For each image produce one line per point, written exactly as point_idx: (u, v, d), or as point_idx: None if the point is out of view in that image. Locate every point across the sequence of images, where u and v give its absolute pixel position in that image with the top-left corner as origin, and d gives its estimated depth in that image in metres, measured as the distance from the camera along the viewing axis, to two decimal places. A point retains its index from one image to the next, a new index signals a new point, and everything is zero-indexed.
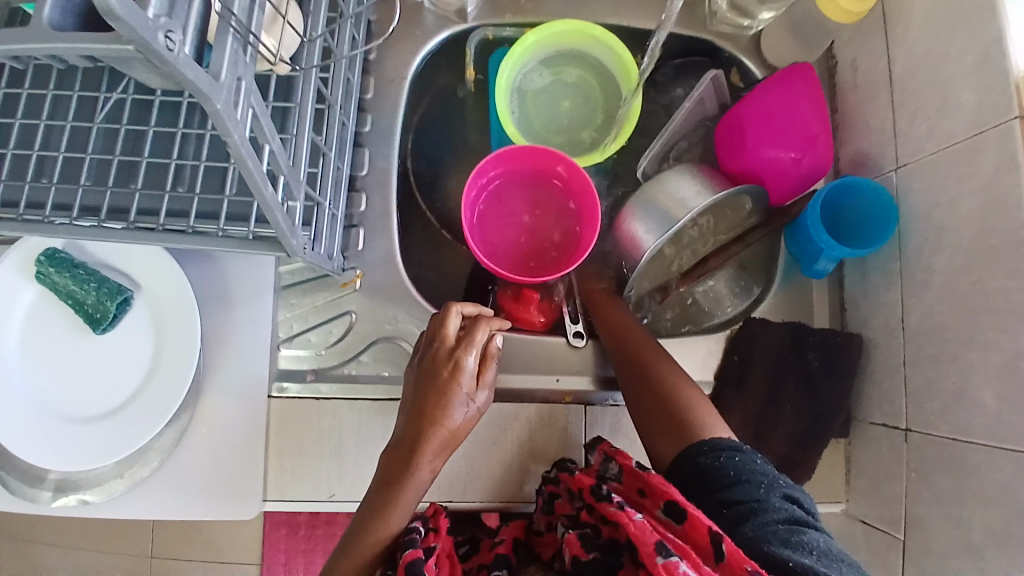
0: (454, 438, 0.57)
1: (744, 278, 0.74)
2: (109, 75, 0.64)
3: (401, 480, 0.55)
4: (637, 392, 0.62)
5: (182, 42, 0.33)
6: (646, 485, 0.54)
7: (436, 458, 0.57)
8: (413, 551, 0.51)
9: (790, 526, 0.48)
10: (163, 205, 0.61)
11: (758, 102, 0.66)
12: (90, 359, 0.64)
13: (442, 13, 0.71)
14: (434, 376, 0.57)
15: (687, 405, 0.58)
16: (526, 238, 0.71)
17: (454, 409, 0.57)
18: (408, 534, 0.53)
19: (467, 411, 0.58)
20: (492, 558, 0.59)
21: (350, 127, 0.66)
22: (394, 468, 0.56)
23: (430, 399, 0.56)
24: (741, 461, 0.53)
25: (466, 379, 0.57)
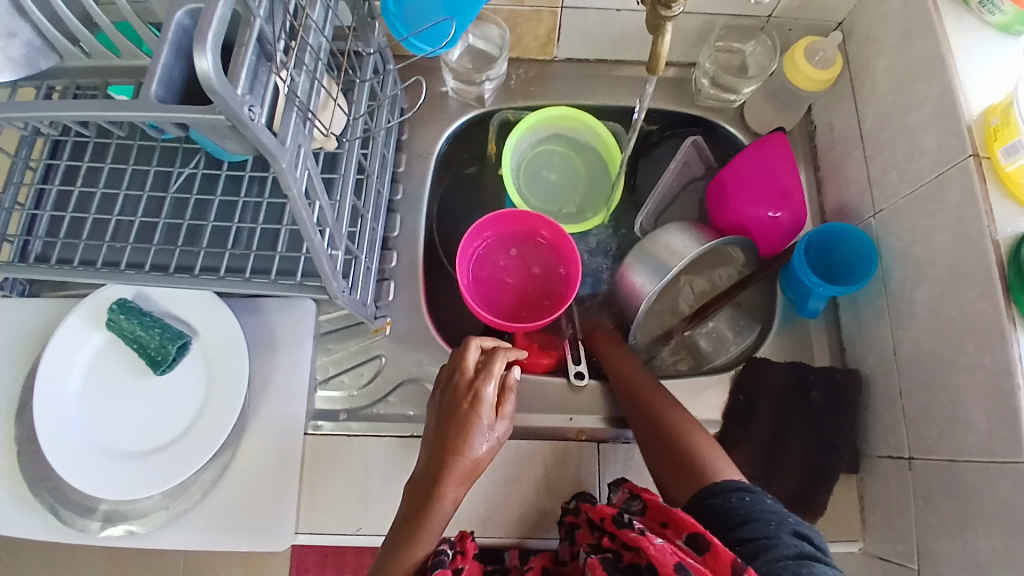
0: (475, 468, 0.60)
1: (743, 319, 0.79)
2: (184, 156, 0.77)
3: (425, 510, 0.57)
4: (642, 426, 0.66)
5: (259, 113, 0.43)
6: (671, 519, 0.55)
7: (458, 488, 0.59)
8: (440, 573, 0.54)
9: (799, 561, 0.50)
10: (223, 261, 0.71)
11: (739, 165, 0.74)
12: (148, 398, 0.72)
13: (464, 101, 0.83)
14: (455, 408, 0.62)
15: (688, 437, 0.62)
16: (520, 290, 0.78)
17: (475, 439, 0.60)
18: (436, 556, 0.56)
19: (489, 441, 0.61)
20: None
21: (384, 194, 0.76)
22: (419, 499, 0.59)
23: (452, 431, 0.60)
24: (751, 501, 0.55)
25: (485, 410, 0.61)
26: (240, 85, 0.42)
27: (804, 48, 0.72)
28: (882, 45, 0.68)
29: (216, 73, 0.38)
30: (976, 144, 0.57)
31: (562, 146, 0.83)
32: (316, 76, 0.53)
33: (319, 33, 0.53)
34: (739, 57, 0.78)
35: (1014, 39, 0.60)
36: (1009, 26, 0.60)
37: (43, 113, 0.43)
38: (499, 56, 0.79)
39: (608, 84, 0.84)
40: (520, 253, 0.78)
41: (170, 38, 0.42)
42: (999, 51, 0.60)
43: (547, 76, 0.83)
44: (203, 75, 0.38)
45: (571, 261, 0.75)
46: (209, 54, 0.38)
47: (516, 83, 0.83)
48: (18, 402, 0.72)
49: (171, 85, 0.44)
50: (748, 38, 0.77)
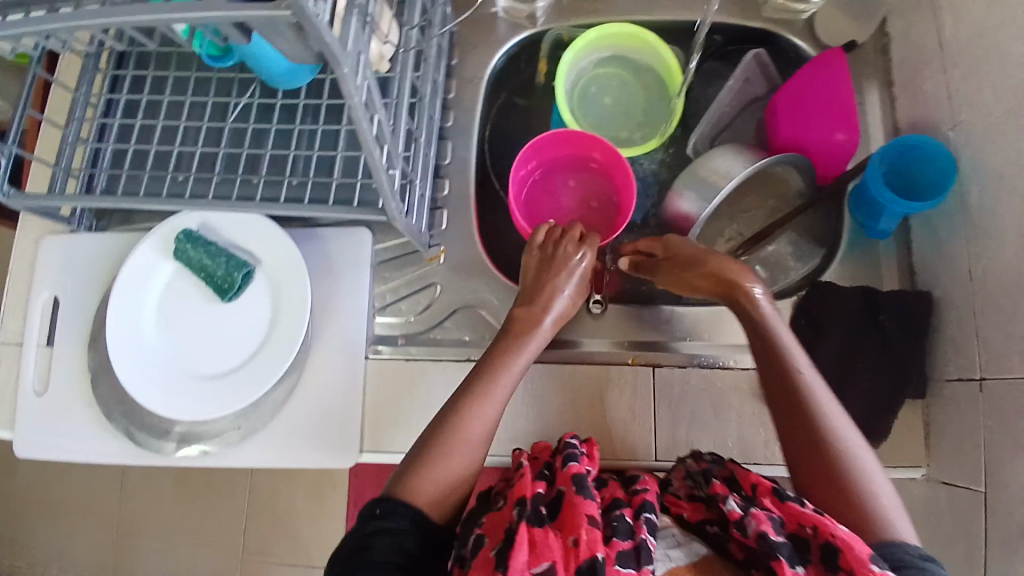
0: (562, 318, 0.68)
1: (806, 242, 0.76)
2: (240, 85, 0.76)
3: (496, 369, 0.62)
4: (792, 435, 0.55)
5: (321, 11, 0.43)
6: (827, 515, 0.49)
7: (543, 336, 0.66)
8: (578, 467, 0.56)
9: None
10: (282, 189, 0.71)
11: (793, 83, 0.72)
12: (215, 325, 0.74)
13: (515, 21, 0.81)
14: (547, 261, 0.68)
15: (841, 447, 0.53)
16: (572, 215, 0.77)
17: (564, 287, 0.67)
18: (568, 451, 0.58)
19: (576, 290, 0.68)
20: (638, 502, 0.56)
21: (435, 121, 0.75)
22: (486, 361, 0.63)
23: (543, 285, 0.67)
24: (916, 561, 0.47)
25: (577, 264, 0.67)
26: None
27: None
28: None
29: None
30: None
31: (619, 69, 0.80)
32: None
33: None
34: None
35: None
36: None
37: (102, 21, 0.42)
38: None
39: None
40: (573, 181, 0.77)
41: None
42: None
43: None
44: None
45: (625, 184, 0.73)
46: None
47: (568, 1, 0.80)
48: (90, 331, 0.74)
49: None
50: None
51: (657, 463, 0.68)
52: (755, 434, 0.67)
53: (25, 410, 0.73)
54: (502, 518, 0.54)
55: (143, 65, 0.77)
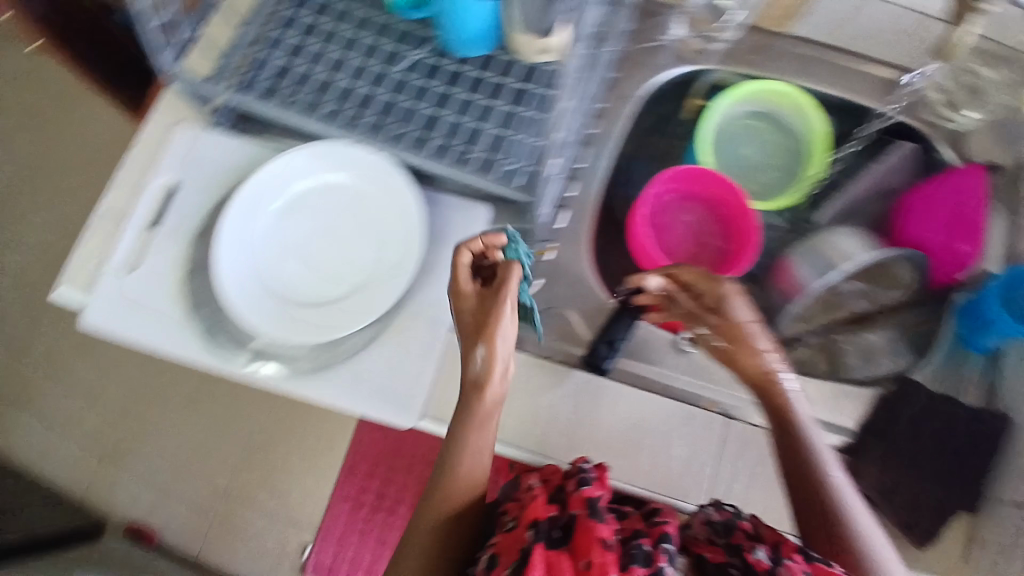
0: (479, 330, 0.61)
1: (901, 344, 0.74)
2: (413, 38, 0.77)
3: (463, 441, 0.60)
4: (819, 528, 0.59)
5: None
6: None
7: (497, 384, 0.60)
8: (592, 489, 0.58)
9: None
10: (428, 146, 0.72)
11: (931, 185, 0.71)
12: (320, 260, 0.74)
13: (681, 52, 0.78)
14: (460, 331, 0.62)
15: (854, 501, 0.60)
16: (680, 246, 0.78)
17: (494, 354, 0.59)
18: (584, 474, 0.60)
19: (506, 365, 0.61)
20: (657, 532, 0.57)
21: (584, 124, 0.74)
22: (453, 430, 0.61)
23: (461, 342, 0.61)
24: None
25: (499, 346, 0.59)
26: None
27: None
28: None
29: None
30: None
31: (765, 127, 0.80)
32: None
33: None
34: (980, 80, 0.72)
35: None
36: None
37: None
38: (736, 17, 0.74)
39: (831, 72, 0.77)
40: (686, 215, 0.78)
41: None
42: None
43: (768, 49, 0.78)
44: None
45: (745, 238, 0.74)
46: None
47: (740, 48, 0.78)
48: (196, 228, 0.74)
49: None
50: (1000, 63, 0.72)
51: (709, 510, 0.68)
52: None
53: (101, 288, 0.71)
54: (516, 539, 0.59)
55: None
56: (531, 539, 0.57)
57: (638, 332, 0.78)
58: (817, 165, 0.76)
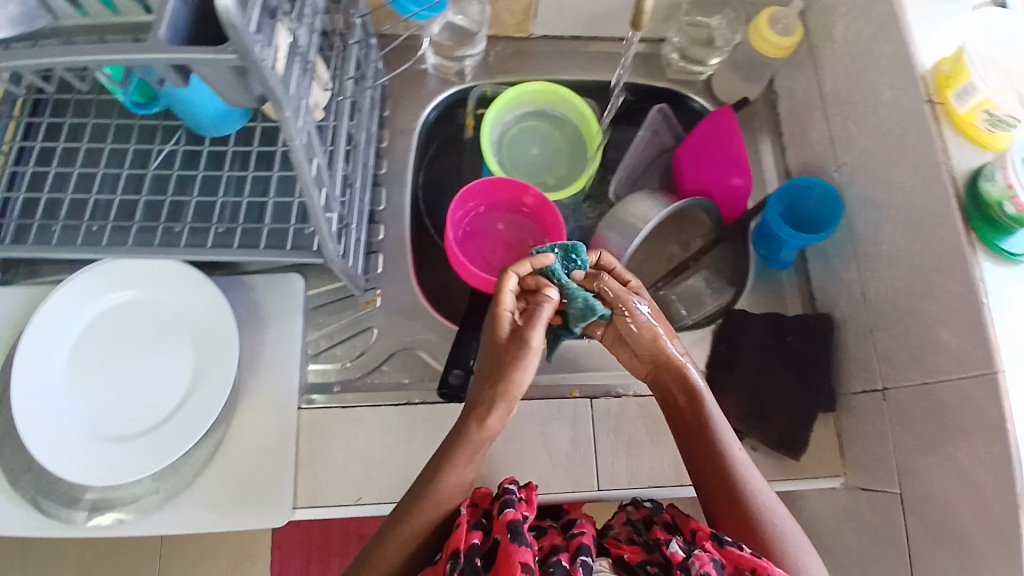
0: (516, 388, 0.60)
1: (718, 280, 0.81)
2: (164, 131, 0.73)
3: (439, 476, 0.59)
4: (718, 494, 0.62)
5: (268, 55, 0.43)
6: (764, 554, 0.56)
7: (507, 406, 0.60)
8: (514, 510, 0.55)
9: None
10: (210, 236, 0.69)
11: (693, 136, 0.78)
12: (132, 385, 0.69)
13: (443, 77, 0.83)
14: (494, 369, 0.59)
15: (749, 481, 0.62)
16: (503, 253, 0.80)
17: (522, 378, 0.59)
18: (506, 493, 0.57)
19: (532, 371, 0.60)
20: (575, 543, 0.57)
21: (370, 169, 0.75)
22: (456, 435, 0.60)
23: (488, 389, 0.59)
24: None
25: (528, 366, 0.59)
26: (253, 23, 0.41)
27: (767, 16, 0.76)
28: (841, 11, 0.71)
29: (235, 9, 0.38)
30: (930, 91, 0.62)
31: (542, 123, 0.85)
32: (315, 29, 0.52)
33: None
34: (705, 31, 0.81)
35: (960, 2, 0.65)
36: None
37: (31, 59, 0.43)
38: (477, 33, 0.80)
39: (583, 60, 0.85)
40: (500, 224, 0.81)
41: None
42: (953, 16, 0.64)
43: (524, 53, 0.85)
44: (224, 14, 0.37)
45: (554, 228, 0.78)
46: None
47: (494, 60, 0.84)
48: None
49: (178, 29, 0.42)
50: (714, 13, 0.81)
51: (601, 493, 0.70)
52: None
53: None
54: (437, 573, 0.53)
55: (59, 109, 0.73)
56: (449, 571, 0.51)
57: None
58: (595, 143, 0.81)
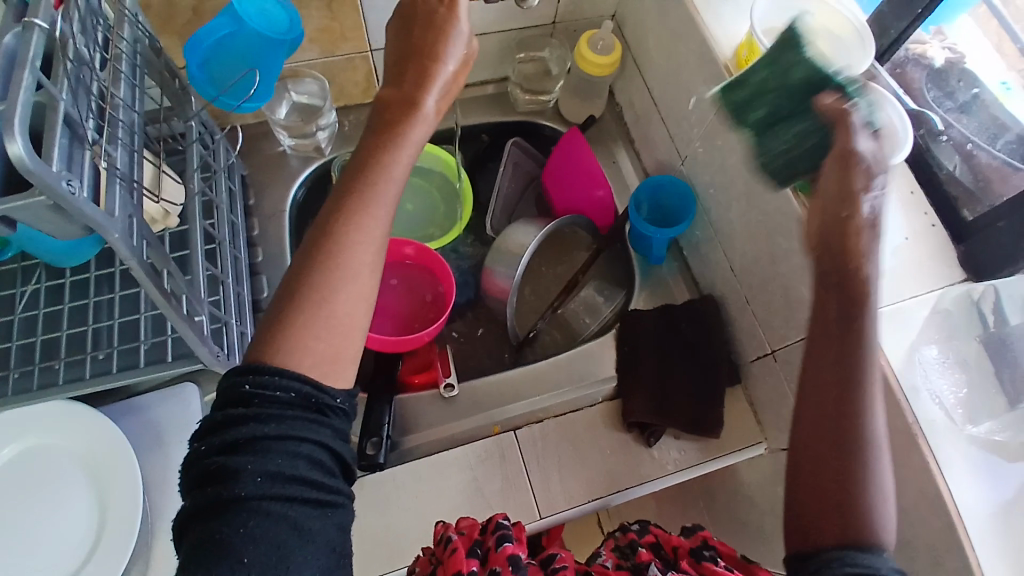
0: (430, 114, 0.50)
1: (608, 287, 0.85)
2: (21, 271, 0.72)
3: (301, 291, 0.44)
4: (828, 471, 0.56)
5: (81, 188, 0.43)
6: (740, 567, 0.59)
7: (422, 123, 0.50)
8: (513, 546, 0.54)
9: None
10: (88, 366, 0.68)
11: (552, 162, 0.84)
12: (35, 540, 0.65)
13: (304, 155, 0.85)
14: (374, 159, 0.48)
15: None
16: (404, 307, 0.81)
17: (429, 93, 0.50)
18: (499, 528, 0.56)
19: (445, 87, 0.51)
20: None
21: (243, 259, 0.76)
22: (388, 127, 0.49)
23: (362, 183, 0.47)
24: (864, 562, 0.41)
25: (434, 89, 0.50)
26: (56, 162, 0.41)
27: (586, 40, 0.82)
28: (648, 23, 0.79)
29: (30, 155, 0.38)
30: (735, 78, 0.68)
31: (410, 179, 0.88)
32: (136, 148, 0.52)
33: (130, 109, 0.53)
34: (541, 63, 0.87)
35: None
36: None
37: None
38: (324, 107, 0.82)
39: None
40: (394, 279, 0.82)
41: None
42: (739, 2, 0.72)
43: None
44: (16, 160, 0.37)
45: (443, 273, 0.80)
46: (19, 137, 0.37)
47: (350, 129, 0.87)
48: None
49: None
50: (542, 47, 0.87)
51: (544, 520, 0.71)
52: (616, 462, 0.73)
53: None
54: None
55: None
56: None
57: (400, 404, 0.76)
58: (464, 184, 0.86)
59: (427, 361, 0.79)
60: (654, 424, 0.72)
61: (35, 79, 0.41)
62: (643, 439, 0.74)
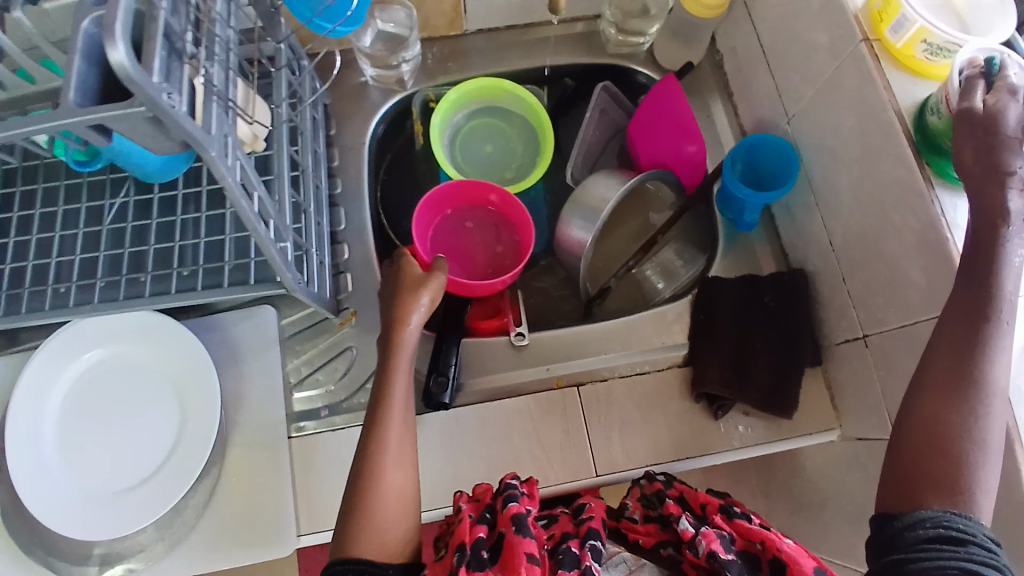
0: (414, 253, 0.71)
1: (689, 250, 0.81)
2: (113, 185, 0.74)
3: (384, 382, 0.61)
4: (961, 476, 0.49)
5: (180, 102, 0.42)
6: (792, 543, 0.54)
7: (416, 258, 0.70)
8: (517, 506, 0.54)
9: None
10: (172, 282, 0.70)
11: (640, 112, 0.79)
12: (122, 439, 0.69)
13: (386, 87, 0.83)
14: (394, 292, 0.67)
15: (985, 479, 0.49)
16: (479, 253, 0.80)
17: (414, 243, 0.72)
18: (507, 488, 0.57)
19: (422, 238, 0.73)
20: (583, 531, 0.55)
21: (323, 190, 0.76)
22: (387, 342, 0.64)
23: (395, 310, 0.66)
24: (958, 526, 0.45)
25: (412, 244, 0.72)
26: (156, 74, 0.40)
27: None
28: None
29: (132, 64, 0.37)
30: (865, 30, 0.60)
31: (492, 119, 0.85)
32: (230, 67, 0.51)
33: (226, 26, 0.52)
34: (639, 2, 0.80)
35: None
36: None
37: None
38: (409, 38, 0.80)
39: (522, 48, 0.84)
40: (469, 222, 0.80)
41: (79, 46, 0.40)
42: None
43: (461, 50, 0.84)
44: (118, 68, 0.36)
45: (522, 222, 0.78)
46: (121, 44, 0.36)
47: (433, 62, 0.83)
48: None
49: (88, 91, 0.41)
50: None
51: (599, 480, 0.70)
52: (678, 430, 0.71)
53: None
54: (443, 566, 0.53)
55: (9, 181, 0.73)
56: (456, 564, 0.51)
57: (467, 348, 0.76)
58: (546, 128, 0.81)
59: (498, 308, 0.79)
60: (724, 396, 0.69)
61: None
62: (711, 411, 0.72)
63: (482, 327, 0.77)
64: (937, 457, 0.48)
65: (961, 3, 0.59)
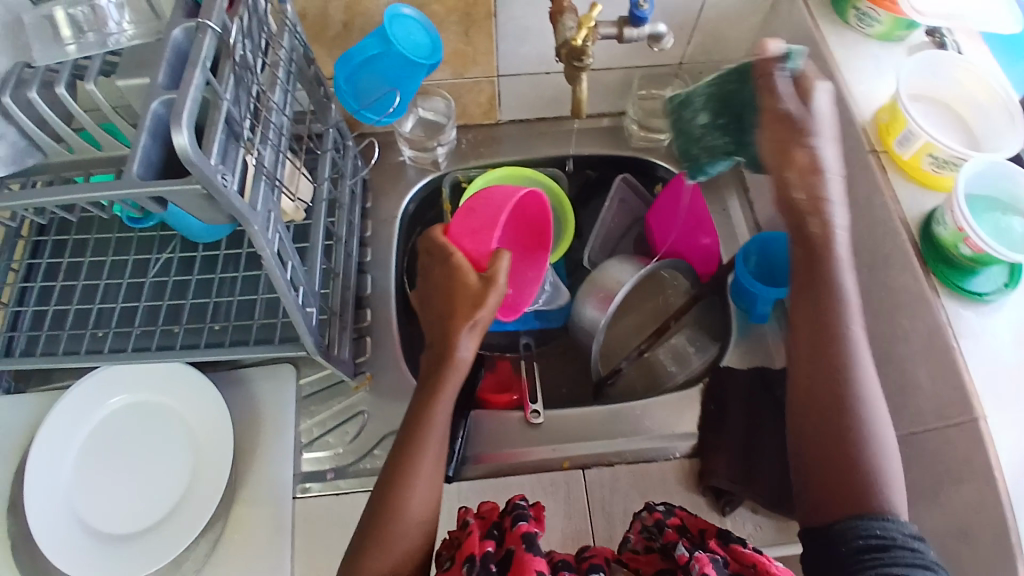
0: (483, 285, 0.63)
1: (701, 338, 0.82)
2: (161, 241, 0.80)
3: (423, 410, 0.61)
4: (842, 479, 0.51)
5: (231, 181, 0.47)
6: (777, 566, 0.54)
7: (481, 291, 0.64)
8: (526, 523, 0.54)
9: None
10: (203, 335, 0.73)
11: (657, 205, 0.83)
12: (135, 483, 0.72)
13: (421, 167, 0.89)
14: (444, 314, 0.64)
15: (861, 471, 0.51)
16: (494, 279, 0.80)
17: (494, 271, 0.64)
18: (516, 507, 0.58)
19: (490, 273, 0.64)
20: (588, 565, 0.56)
21: (354, 257, 0.80)
22: (431, 371, 0.63)
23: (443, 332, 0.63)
24: (875, 533, 0.47)
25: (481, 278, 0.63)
26: (214, 157, 0.45)
27: None
28: None
29: (193, 147, 0.42)
30: (872, 141, 0.63)
31: None
32: (281, 150, 0.57)
33: (280, 113, 0.58)
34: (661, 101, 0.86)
35: (897, 44, 0.68)
36: (888, 34, 0.68)
37: (36, 200, 0.47)
38: (446, 125, 0.86)
39: (549, 138, 0.90)
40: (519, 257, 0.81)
41: (147, 125, 0.45)
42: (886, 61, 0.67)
43: (493, 137, 0.90)
44: (181, 150, 0.42)
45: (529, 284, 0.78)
46: (185, 131, 0.42)
47: (466, 146, 0.90)
48: (10, 497, 0.71)
49: (150, 164, 0.47)
50: (666, 85, 0.85)
51: None
52: None
53: None
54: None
55: (70, 231, 0.80)
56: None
57: (475, 419, 0.77)
58: (567, 213, 0.86)
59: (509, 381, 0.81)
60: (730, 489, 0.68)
61: (203, 78, 0.45)
62: (718, 506, 0.71)
63: (492, 400, 0.78)
64: (842, 448, 0.51)
65: (966, 118, 0.63)
